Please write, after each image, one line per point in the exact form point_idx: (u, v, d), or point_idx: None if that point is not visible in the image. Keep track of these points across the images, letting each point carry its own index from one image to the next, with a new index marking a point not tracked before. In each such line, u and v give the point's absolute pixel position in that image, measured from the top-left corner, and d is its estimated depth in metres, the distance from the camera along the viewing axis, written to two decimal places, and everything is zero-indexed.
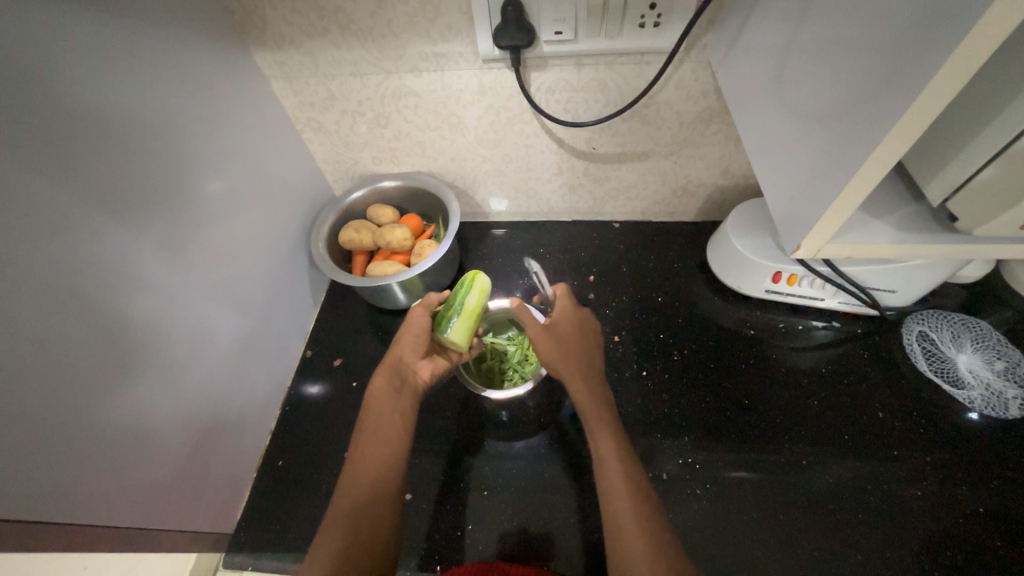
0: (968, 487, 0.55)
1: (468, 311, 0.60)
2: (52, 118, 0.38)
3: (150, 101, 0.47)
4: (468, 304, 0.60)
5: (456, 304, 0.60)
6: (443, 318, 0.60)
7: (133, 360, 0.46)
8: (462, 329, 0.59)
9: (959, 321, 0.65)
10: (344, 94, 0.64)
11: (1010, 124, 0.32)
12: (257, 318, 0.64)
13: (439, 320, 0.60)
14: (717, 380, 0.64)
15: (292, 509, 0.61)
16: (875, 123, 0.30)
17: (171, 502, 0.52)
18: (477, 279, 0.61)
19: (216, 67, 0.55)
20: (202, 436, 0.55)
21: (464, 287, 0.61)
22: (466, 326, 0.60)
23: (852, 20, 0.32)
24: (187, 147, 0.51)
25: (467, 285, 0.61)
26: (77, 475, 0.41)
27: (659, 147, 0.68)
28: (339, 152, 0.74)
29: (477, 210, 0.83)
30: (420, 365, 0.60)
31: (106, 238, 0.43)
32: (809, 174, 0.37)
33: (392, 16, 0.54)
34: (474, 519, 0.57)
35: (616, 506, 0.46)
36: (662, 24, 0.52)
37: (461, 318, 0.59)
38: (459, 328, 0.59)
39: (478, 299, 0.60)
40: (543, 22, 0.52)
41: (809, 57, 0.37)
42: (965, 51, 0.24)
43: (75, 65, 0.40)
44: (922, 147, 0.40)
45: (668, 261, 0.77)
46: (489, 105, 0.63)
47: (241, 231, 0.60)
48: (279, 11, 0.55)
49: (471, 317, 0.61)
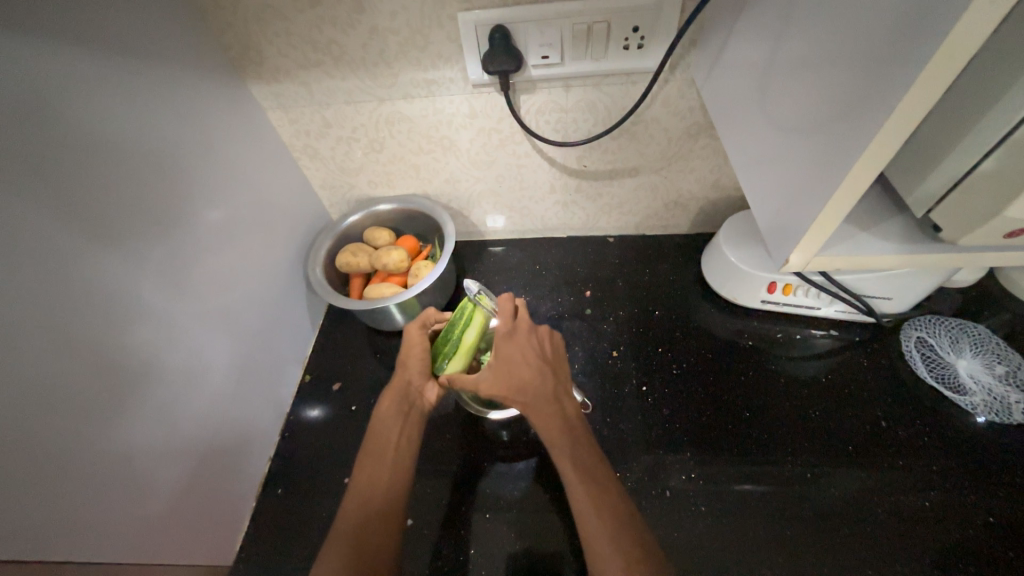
0: (977, 495, 0.54)
1: (464, 346, 0.60)
2: (51, 155, 0.39)
3: (148, 135, 0.48)
4: (466, 341, 0.60)
5: (453, 338, 0.61)
6: (441, 351, 0.61)
7: (131, 391, 0.46)
8: (458, 366, 0.60)
9: (956, 326, 0.65)
10: (338, 121, 0.65)
11: (985, 135, 0.33)
12: (255, 344, 0.64)
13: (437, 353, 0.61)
14: (717, 392, 0.64)
15: (292, 537, 0.60)
16: (855, 137, 0.31)
17: (170, 534, 0.51)
18: (477, 316, 0.61)
19: (213, 100, 0.56)
20: (200, 465, 0.55)
21: (463, 323, 0.61)
22: (465, 363, 0.61)
23: (825, 41, 0.34)
24: (184, 178, 0.52)
25: (466, 320, 0.61)
26: (72, 509, 0.40)
27: (649, 162, 0.69)
28: (335, 178, 0.75)
29: (473, 229, 0.83)
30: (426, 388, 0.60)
31: (103, 270, 0.43)
32: (794, 188, 0.38)
33: (384, 45, 0.56)
34: (476, 543, 0.56)
35: (588, 526, 0.45)
36: (645, 46, 0.53)
37: (460, 356, 0.60)
38: (454, 366, 0.60)
39: (475, 336, 0.60)
40: (530, 47, 0.54)
41: (789, 76, 0.38)
42: (933, 69, 0.25)
43: (75, 104, 0.41)
44: (903, 158, 0.41)
45: (663, 274, 0.77)
46: (480, 128, 0.65)
47: (238, 258, 0.61)
48: (274, 45, 0.57)
49: (469, 351, 0.61)
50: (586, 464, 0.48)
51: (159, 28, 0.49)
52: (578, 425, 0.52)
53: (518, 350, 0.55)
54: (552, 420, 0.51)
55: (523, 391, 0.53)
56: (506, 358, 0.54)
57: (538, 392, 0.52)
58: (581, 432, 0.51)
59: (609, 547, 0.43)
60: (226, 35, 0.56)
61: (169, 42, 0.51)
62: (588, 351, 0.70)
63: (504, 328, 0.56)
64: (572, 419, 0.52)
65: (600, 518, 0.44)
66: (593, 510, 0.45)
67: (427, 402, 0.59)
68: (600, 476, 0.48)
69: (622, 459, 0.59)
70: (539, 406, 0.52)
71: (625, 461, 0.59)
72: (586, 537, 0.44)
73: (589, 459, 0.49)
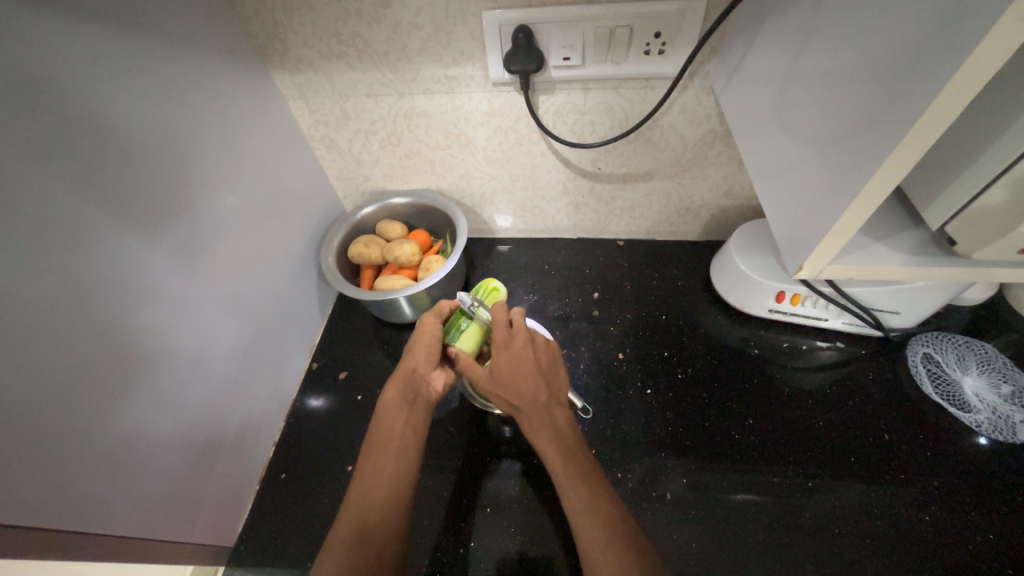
0: (976, 512, 0.54)
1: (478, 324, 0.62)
2: (75, 133, 0.40)
3: (170, 119, 0.49)
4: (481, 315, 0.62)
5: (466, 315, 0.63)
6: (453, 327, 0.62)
7: (139, 369, 0.46)
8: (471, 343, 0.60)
9: (964, 343, 0.65)
10: (358, 113, 0.66)
11: (1003, 153, 0.33)
12: (263, 329, 0.65)
13: (450, 329, 0.62)
14: (720, 398, 0.64)
15: (294, 521, 0.60)
16: (873, 150, 0.31)
17: (173, 513, 0.51)
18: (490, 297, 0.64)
19: (236, 87, 0.57)
20: (205, 447, 0.55)
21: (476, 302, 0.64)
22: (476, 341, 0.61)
23: (848, 53, 0.34)
24: (203, 162, 0.53)
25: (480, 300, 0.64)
26: (80, 482, 0.41)
27: (662, 168, 0.69)
28: (351, 169, 0.76)
29: (484, 226, 0.84)
30: (432, 376, 0.59)
31: (119, 248, 0.44)
32: (810, 198, 0.38)
33: (407, 40, 0.57)
34: (476, 536, 0.57)
35: (583, 527, 0.45)
36: (666, 52, 0.54)
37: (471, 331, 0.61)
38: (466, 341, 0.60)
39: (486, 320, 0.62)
40: (552, 48, 0.55)
41: (810, 87, 0.38)
42: (954, 86, 0.26)
43: (102, 86, 0.42)
44: (920, 173, 0.41)
45: (671, 279, 0.78)
46: (498, 126, 0.65)
47: (252, 244, 0.62)
48: (299, 35, 0.58)
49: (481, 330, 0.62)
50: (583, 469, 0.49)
51: (187, 14, 0.50)
52: (573, 434, 0.52)
53: (519, 357, 0.54)
54: (546, 427, 0.51)
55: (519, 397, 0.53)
56: (504, 365, 0.54)
57: (534, 399, 0.52)
58: (575, 443, 0.51)
59: (601, 550, 0.43)
60: (253, 24, 0.57)
61: (196, 29, 0.51)
62: (593, 352, 0.70)
63: (501, 337, 0.56)
64: (566, 430, 0.52)
65: (597, 520, 0.45)
66: (587, 517, 0.45)
67: (434, 392, 0.58)
68: (595, 485, 0.48)
69: (623, 461, 0.60)
70: (533, 414, 0.52)
71: (626, 462, 0.60)
72: (580, 536, 0.45)
73: (584, 465, 0.49)
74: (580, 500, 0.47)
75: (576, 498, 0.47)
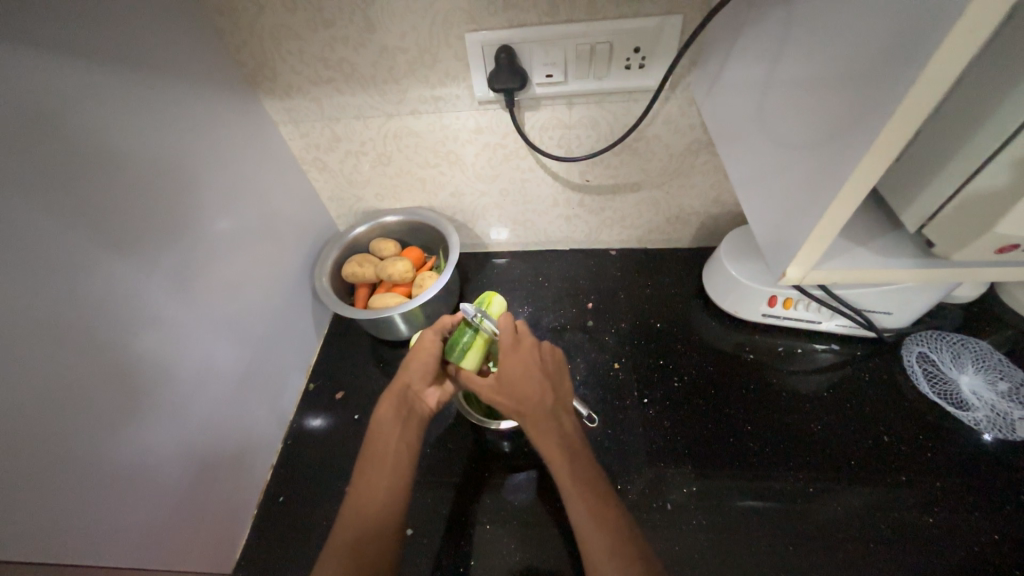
0: (980, 513, 0.53)
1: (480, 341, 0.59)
2: (71, 166, 0.41)
3: (163, 149, 0.50)
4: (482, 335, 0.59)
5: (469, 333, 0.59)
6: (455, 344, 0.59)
7: (139, 395, 0.47)
8: (474, 361, 0.59)
9: (958, 341, 0.65)
10: (348, 135, 0.67)
11: (974, 155, 0.34)
12: (261, 350, 0.65)
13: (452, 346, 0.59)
14: (718, 404, 0.64)
15: (292, 544, 0.60)
16: (847, 155, 0.32)
17: (171, 542, 0.51)
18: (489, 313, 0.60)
19: (227, 114, 0.59)
20: (204, 471, 0.55)
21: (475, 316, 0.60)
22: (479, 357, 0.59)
23: (820, 63, 0.35)
24: (196, 189, 0.54)
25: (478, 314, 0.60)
26: (79, 512, 0.41)
27: (650, 178, 0.70)
28: (343, 190, 0.77)
29: (477, 240, 0.85)
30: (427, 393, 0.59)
31: (115, 276, 0.44)
32: (791, 203, 0.39)
33: (393, 64, 0.58)
34: (476, 554, 0.56)
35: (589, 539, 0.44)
36: (646, 66, 0.55)
37: (475, 349, 0.58)
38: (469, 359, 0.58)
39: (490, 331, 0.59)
40: (534, 66, 0.56)
41: (785, 97, 0.39)
42: (921, 90, 0.26)
43: (94, 119, 0.43)
44: (897, 176, 0.42)
45: (665, 287, 0.78)
46: (486, 143, 0.66)
47: (246, 267, 0.63)
48: (288, 62, 0.59)
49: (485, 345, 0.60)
50: (582, 477, 0.48)
51: (176, 46, 0.52)
52: (578, 441, 0.51)
53: (522, 363, 0.54)
54: (550, 433, 0.51)
55: (523, 403, 0.52)
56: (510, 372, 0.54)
57: (537, 407, 0.52)
58: (582, 449, 0.51)
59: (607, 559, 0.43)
60: (242, 53, 0.58)
61: (186, 60, 0.53)
62: (589, 362, 0.70)
63: (507, 343, 0.56)
64: (574, 435, 0.52)
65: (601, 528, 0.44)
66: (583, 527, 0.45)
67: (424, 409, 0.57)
68: (597, 501, 0.46)
69: (623, 472, 0.59)
70: (537, 418, 0.52)
71: (626, 473, 0.59)
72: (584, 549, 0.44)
73: (588, 471, 0.49)
74: (582, 516, 0.46)
75: (584, 509, 0.46)
